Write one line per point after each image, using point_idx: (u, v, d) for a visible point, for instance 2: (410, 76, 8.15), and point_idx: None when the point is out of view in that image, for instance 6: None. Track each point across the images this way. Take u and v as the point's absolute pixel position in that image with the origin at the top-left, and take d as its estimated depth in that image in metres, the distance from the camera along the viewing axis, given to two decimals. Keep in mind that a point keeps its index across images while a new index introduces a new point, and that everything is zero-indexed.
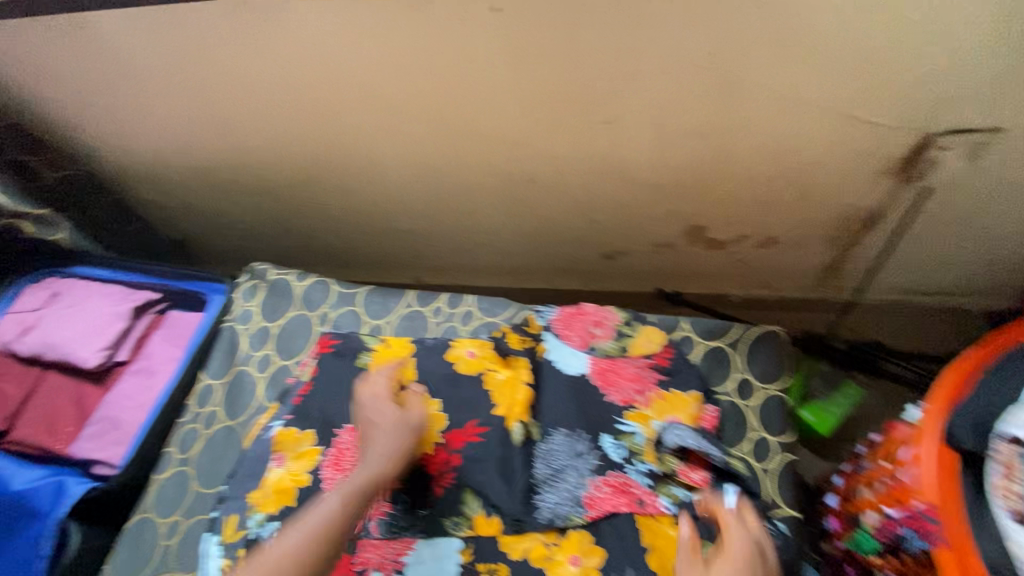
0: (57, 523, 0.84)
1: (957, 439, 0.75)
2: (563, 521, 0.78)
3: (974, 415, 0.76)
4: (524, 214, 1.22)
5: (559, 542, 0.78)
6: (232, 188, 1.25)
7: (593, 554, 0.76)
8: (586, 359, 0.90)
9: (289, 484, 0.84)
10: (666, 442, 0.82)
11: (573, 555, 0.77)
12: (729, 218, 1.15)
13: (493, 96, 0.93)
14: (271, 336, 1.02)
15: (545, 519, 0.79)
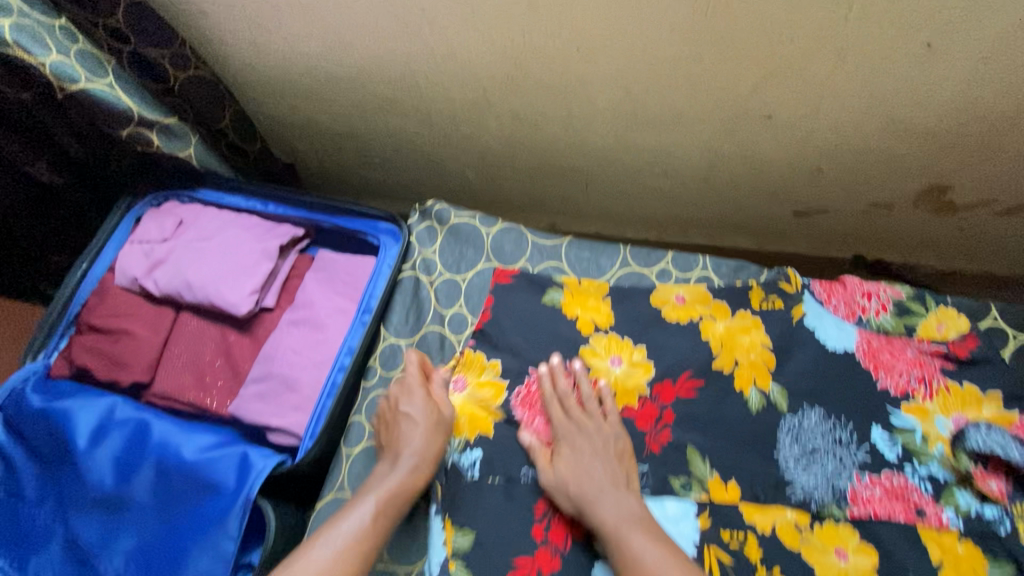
0: (248, 503, 0.71)
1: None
2: (820, 506, 0.68)
3: None
4: (730, 157, 1.02)
5: (813, 529, 0.67)
6: (382, 106, 1.05)
7: (867, 551, 0.65)
8: (854, 333, 0.76)
9: (482, 414, 0.78)
10: (970, 441, 0.68)
11: (835, 548, 0.66)
12: (987, 178, 0.97)
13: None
14: (461, 292, 0.86)
15: (795, 496, 0.69)
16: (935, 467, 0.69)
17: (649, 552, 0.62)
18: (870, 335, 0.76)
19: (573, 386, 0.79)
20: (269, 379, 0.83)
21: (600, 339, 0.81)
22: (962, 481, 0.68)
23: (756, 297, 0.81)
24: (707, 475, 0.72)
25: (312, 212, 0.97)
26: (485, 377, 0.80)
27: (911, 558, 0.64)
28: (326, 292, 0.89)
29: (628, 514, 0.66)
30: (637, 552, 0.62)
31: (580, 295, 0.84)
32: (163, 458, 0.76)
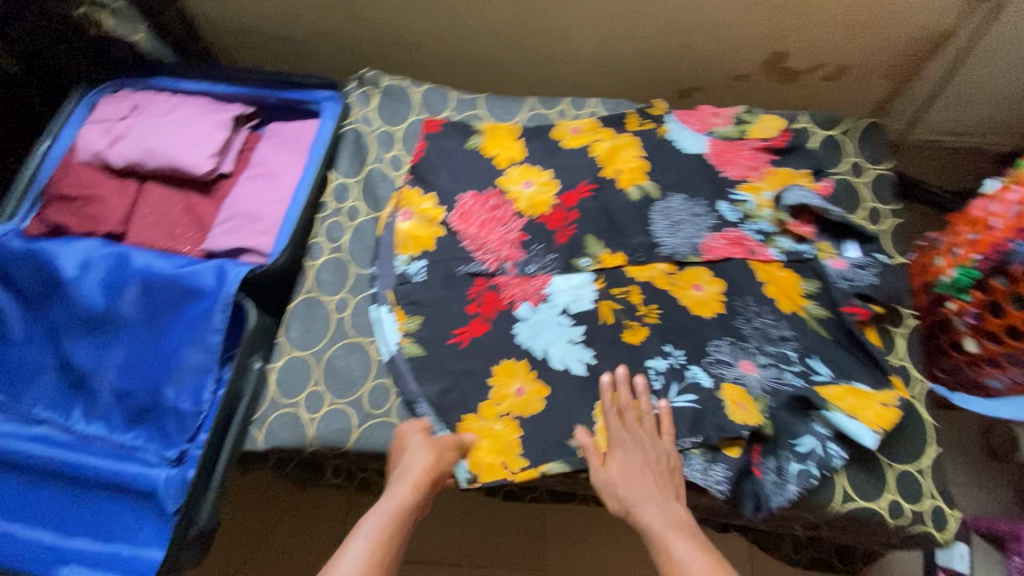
0: (229, 299, 0.85)
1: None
2: (683, 256, 0.90)
3: None
4: (617, 36, 1.23)
5: (679, 273, 0.90)
6: (315, 3, 1.19)
7: (715, 281, 0.88)
8: (704, 140, 0.98)
9: (424, 234, 0.93)
10: (786, 200, 0.90)
11: (694, 284, 0.88)
12: (811, 44, 1.23)
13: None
14: (397, 139, 1.02)
15: (667, 253, 0.90)
16: (762, 225, 0.91)
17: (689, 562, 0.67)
18: (718, 142, 0.99)
19: (495, 207, 0.95)
20: (235, 216, 0.96)
21: (515, 170, 0.98)
22: (781, 231, 0.91)
23: (634, 122, 1.01)
24: (601, 252, 0.91)
25: (258, 90, 1.10)
26: (423, 203, 0.95)
27: (752, 284, 0.87)
28: (280, 151, 1.03)
29: (678, 531, 0.70)
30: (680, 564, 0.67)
31: (497, 137, 1.01)
32: (149, 277, 0.89)
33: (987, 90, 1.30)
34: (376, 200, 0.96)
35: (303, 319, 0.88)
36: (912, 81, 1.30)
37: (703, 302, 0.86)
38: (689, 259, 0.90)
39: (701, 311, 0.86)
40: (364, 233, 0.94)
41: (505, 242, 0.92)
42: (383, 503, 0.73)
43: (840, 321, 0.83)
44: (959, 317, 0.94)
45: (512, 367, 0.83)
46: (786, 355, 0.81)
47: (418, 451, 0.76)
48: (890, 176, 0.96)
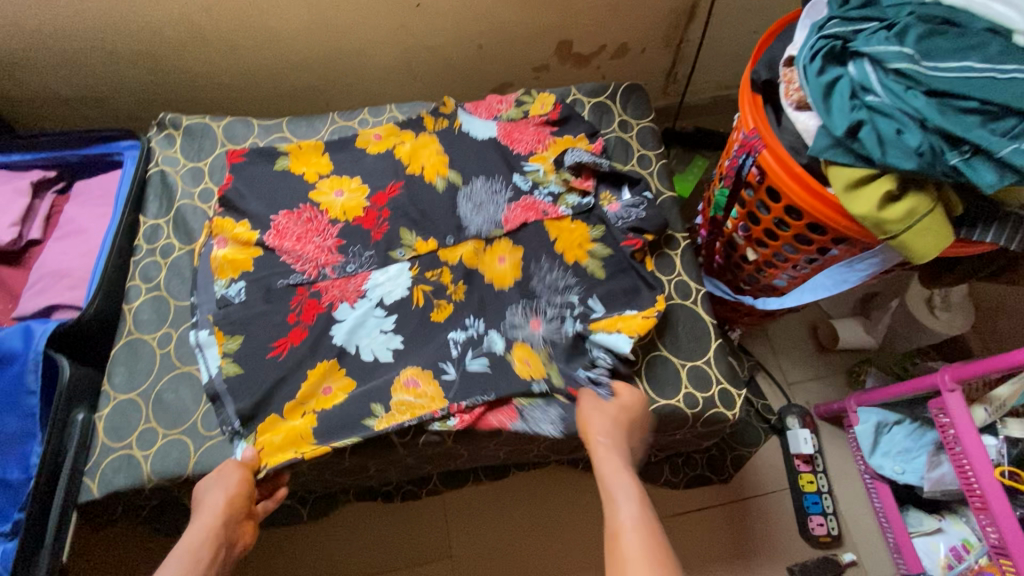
0: (40, 354, 0.84)
1: (756, 76, 0.92)
2: (487, 234, 0.97)
3: (771, 57, 0.92)
4: (417, 47, 1.33)
5: (485, 248, 0.97)
6: (107, 59, 1.20)
7: (516, 249, 0.97)
8: (494, 125, 1.07)
9: (243, 255, 0.96)
10: (566, 162, 1.01)
11: (499, 257, 0.96)
12: (588, 28, 1.38)
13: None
14: (205, 172, 1.05)
15: (474, 231, 0.98)
16: (553, 188, 1.01)
17: (628, 515, 0.74)
18: (506, 125, 1.08)
19: (309, 220, 0.98)
20: (42, 275, 0.95)
21: (324, 183, 1.01)
22: (569, 190, 1.01)
23: (430, 121, 1.08)
24: (415, 241, 0.97)
25: (56, 151, 1.09)
26: (237, 227, 0.97)
27: (541, 245, 0.97)
28: (86, 206, 1.03)
29: (624, 478, 0.78)
30: (620, 513, 0.75)
31: (302, 156, 1.04)
32: None
33: (747, 44, 1.50)
34: (187, 234, 0.99)
35: (125, 363, 0.89)
36: (685, 46, 1.49)
37: (502, 270, 0.95)
38: (487, 233, 0.97)
39: (500, 280, 0.95)
40: (181, 267, 0.97)
41: (322, 250, 0.96)
42: (180, 541, 0.75)
43: (612, 261, 0.95)
44: (734, 229, 1.10)
45: (324, 370, 0.87)
46: (571, 303, 0.92)
47: (210, 487, 0.79)
48: (653, 125, 1.11)
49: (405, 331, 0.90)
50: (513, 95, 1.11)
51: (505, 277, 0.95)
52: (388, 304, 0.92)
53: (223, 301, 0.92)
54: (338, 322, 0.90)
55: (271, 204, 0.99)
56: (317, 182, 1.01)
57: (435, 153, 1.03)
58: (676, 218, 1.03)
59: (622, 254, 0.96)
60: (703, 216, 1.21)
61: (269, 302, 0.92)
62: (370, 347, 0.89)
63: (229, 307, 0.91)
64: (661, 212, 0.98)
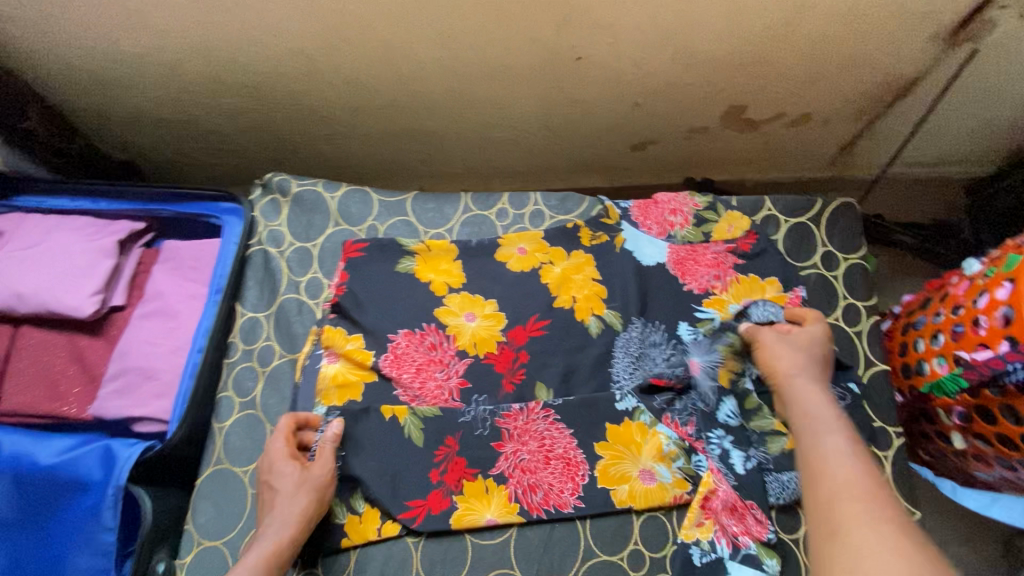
0: (119, 489, 0.72)
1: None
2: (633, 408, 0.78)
3: None
4: (560, 100, 1.11)
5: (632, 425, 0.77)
6: (207, 87, 1.04)
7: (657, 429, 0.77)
8: (664, 247, 0.88)
9: (353, 378, 0.80)
10: (752, 316, 0.81)
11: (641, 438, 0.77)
12: (770, 96, 1.12)
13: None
14: (313, 258, 0.88)
15: (623, 407, 0.78)
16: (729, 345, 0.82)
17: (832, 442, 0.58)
18: (678, 247, 0.88)
19: (433, 347, 0.82)
20: (125, 369, 0.82)
21: (455, 299, 0.85)
22: None
23: (586, 236, 0.89)
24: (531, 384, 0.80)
25: (148, 203, 0.95)
26: (349, 343, 0.81)
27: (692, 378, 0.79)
28: (177, 281, 0.89)
29: (829, 410, 0.62)
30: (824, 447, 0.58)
31: (433, 259, 0.87)
32: (20, 467, 0.74)
33: (958, 127, 1.21)
34: (292, 340, 0.83)
35: (213, 498, 0.76)
36: (880, 122, 1.21)
37: (623, 429, 0.77)
38: (634, 414, 0.78)
39: (615, 438, 0.77)
40: (281, 383, 0.82)
41: (446, 384, 0.80)
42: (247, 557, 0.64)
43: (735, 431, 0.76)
44: (945, 412, 0.88)
45: (419, 513, 0.73)
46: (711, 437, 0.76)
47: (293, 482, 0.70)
48: (863, 263, 0.88)
49: (486, 496, 0.75)
50: (687, 200, 0.91)
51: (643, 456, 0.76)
52: (494, 450, 0.76)
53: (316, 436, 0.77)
54: (455, 482, 0.75)
55: (390, 318, 0.83)
56: (448, 298, 0.84)
57: (594, 287, 0.86)
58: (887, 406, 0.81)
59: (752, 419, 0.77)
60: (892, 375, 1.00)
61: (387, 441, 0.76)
62: (469, 496, 0.75)
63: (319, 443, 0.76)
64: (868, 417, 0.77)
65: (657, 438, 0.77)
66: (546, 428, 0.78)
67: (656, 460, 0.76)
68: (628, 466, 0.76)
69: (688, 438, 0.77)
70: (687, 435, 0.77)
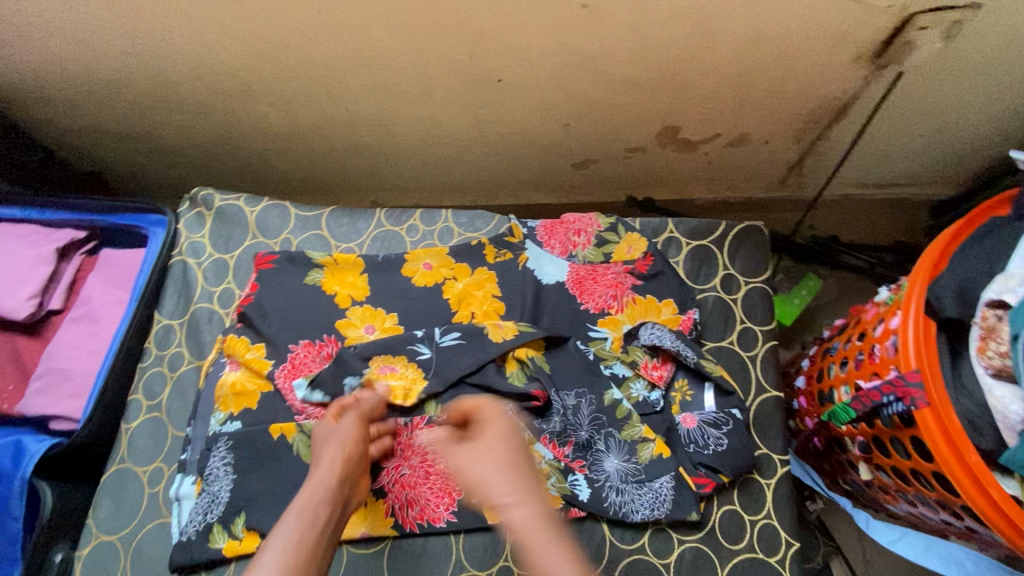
0: (24, 482, 0.77)
1: (940, 305, 0.68)
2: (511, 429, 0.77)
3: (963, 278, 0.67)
4: (491, 119, 1.13)
5: None
6: (156, 104, 1.10)
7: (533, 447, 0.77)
8: (565, 266, 0.89)
9: (251, 387, 0.83)
10: (640, 338, 0.82)
11: None
12: (702, 116, 1.12)
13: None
14: (229, 269, 0.93)
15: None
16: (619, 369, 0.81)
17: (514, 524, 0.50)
18: (579, 267, 0.89)
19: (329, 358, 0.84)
20: (47, 370, 0.87)
21: (356, 311, 0.88)
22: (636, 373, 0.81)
23: (491, 253, 0.91)
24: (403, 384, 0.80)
25: (89, 215, 1.02)
26: (250, 351, 0.85)
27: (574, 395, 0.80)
28: (104, 287, 0.94)
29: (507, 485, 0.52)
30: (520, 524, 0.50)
31: (339, 273, 0.90)
32: None
33: (905, 147, 1.19)
34: (202, 348, 0.88)
35: (113, 497, 0.81)
36: (822, 142, 1.19)
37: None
38: None
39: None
40: (187, 388, 0.86)
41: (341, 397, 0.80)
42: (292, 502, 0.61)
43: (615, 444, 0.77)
44: (849, 441, 0.86)
45: None
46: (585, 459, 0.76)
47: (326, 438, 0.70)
48: (765, 287, 0.88)
49: (364, 511, 0.76)
50: (592, 221, 0.92)
51: None
52: (377, 464, 0.77)
53: (210, 442, 0.80)
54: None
55: (292, 329, 0.86)
56: (348, 310, 0.87)
57: (492, 303, 0.87)
58: (775, 433, 0.80)
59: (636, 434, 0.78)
60: (806, 402, 0.99)
61: (273, 453, 0.78)
62: None
63: (213, 453, 0.79)
64: (749, 444, 0.76)
65: (532, 455, 0.77)
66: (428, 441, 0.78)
67: None
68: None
69: (564, 458, 0.76)
70: (563, 456, 0.76)
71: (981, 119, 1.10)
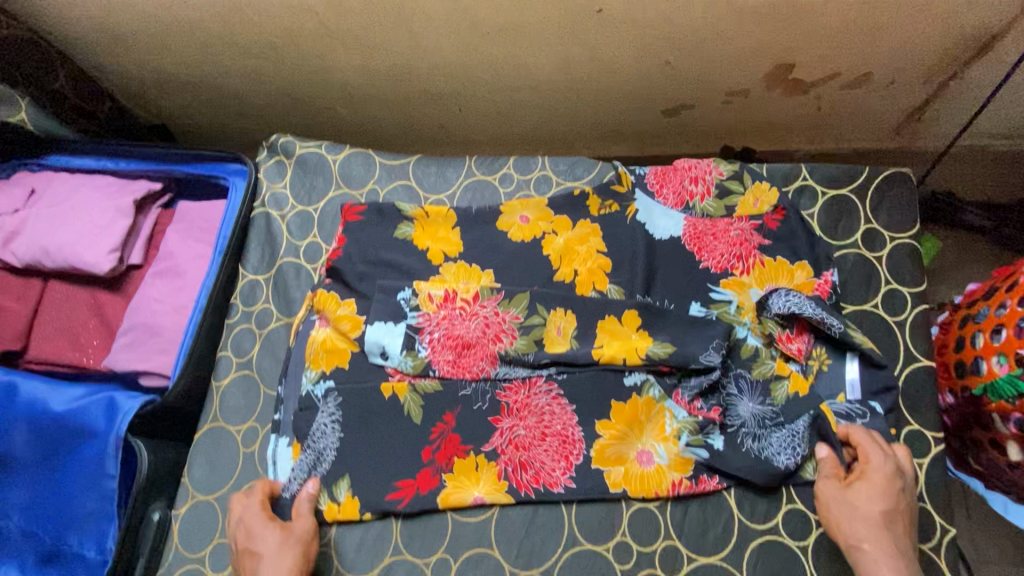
0: (120, 441, 0.75)
1: None
2: (637, 388, 0.72)
3: None
4: (583, 59, 1.03)
5: (641, 403, 0.72)
6: (223, 48, 1.04)
7: (661, 409, 0.72)
8: (681, 220, 0.80)
9: (341, 345, 0.78)
10: (773, 307, 0.73)
11: (647, 415, 0.72)
12: (824, 52, 0.99)
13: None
14: (314, 222, 0.87)
15: (631, 382, 0.73)
16: (743, 331, 0.74)
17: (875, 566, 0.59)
18: (696, 220, 0.80)
19: (442, 319, 0.76)
20: (133, 326, 0.85)
21: (450, 268, 0.81)
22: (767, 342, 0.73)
23: (595, 204, 0.83)
24: (545, 330, 0.75)
25: (162, 166, 0.97)
26: (341, 307, 0.79)
27: (700, 348, 0.71)
28: (182, 241, 0.91)
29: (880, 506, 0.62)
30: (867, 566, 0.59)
31: (430, 226, 0.83)
32: (33, 416, 0.77)
33: None
34: (293, 306, 0.84)
35: (207, 456, 0.78)
36: (959, 82, 1.04)
37: (628, 407, 0.72)
38: (642, 389, 0.73)
39: (619, 417, 0.72)
40: (275, 346, 0.83)
41: (491, 327, 0.76)
42: None
43: (754, 416, 0.71)
44: (1000, 418, 0.78)
45: (408, 493, 0.71)
46: (723, 415, 0.71)
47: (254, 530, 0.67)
48: (913, 243, 0.77)
49: (476, 475, 0.71)
50: (713, 169, 0.82)
51: (641, 431, 0.72)
52: (490, 424, 0.73)
53: (308, 404, 0.76)
54: (445, 460, 0.72)
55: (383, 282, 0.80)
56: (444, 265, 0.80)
57: (602, 260, 0.79)
58: (928, 407, 0.71)
59: (781, 401, 0.71)
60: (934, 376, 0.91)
61: (385, 413, 0.74)
62: (459, 474, 0.72)
63: (321, 408, 0.75)
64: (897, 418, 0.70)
65: (662, 415, 0.72)
66: (548, 403, 0.73)
67: (657, 441, 0.71)
68: (627, 447, 0.71)
69: (699, 413, 0.72)
70: (697, 411, 0.72)
71: None
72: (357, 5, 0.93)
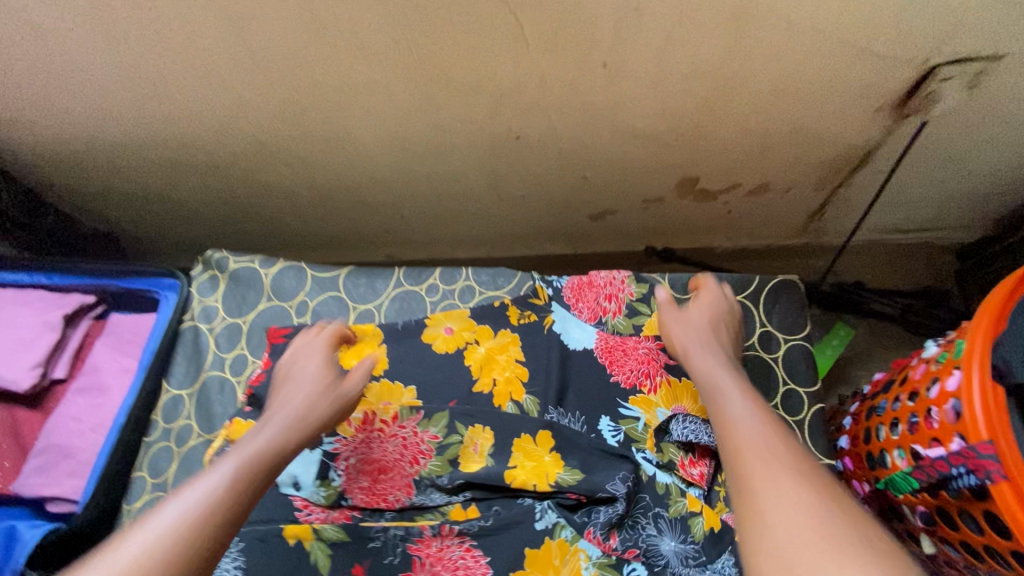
0: None
1: (1007, 368, 0.65)
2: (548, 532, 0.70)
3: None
4: (509, 174, 1.12)
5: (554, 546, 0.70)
6: (171, 167, 1.11)
7: (576, 550, 0.69)
8: (593, 333, 0.86)
9: None
10: (673, 433, 0.77)
11: (563, 559, 0.69)
12: (721, 167, 1.11)
13: (482, 25, 0.80)
14: (242, 333, 0.89)
15: (544, 525, 0.71)
16: (647, 462, 0.76)
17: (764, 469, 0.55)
18: (608, 335, 0.86)
19: (360, 445, 0.77)
20: (45, 447, 0.82)
21: (374, 387, 0.83)
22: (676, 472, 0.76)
23: (515, 314, 0.88)
24: (460, 448, 0.77)
25: (98, 279, 0.99)
26: None
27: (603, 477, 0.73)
28: (109, 355, 0.91)
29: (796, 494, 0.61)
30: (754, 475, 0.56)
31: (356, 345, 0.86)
32: None
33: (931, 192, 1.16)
34: (215, 423, 0.84)
35: None
36: (844, 190, 1.17)
37: (543, 552, 0.69)
38: (554, 531, 0.71)
39: (534, 565, 0.69)
40: (192, 466, 0.81)
41: (409, 448, 0.77)
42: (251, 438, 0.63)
43: (676, 554, 0.69)
44: (908, 509, 0.79)
45: None
46: (643, 556, 0.69)
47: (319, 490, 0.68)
48: (807, 344, 0.84)
49: None
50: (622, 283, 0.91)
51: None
52: None
53: None
54: None
55: None
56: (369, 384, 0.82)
57: (518, 370, 0.83)
58: None
59: (701, 538, 0.70)
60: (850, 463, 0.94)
61: (287, 564, 0.69)
62: None
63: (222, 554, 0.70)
64: None
65: (577, 559, 0.69)
66: (462, 556, 0.70)
67: None
68: None
69: (614, 552, 0.69)
70: (611, 550, 0.69)
71: (1006, 164, 1.09)
72: (297, 133, 1.02)
